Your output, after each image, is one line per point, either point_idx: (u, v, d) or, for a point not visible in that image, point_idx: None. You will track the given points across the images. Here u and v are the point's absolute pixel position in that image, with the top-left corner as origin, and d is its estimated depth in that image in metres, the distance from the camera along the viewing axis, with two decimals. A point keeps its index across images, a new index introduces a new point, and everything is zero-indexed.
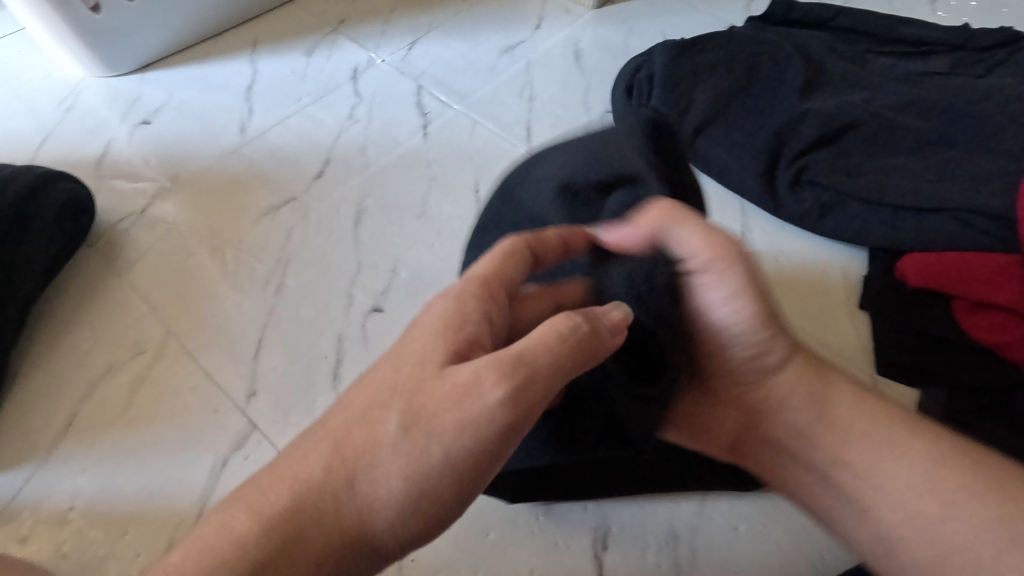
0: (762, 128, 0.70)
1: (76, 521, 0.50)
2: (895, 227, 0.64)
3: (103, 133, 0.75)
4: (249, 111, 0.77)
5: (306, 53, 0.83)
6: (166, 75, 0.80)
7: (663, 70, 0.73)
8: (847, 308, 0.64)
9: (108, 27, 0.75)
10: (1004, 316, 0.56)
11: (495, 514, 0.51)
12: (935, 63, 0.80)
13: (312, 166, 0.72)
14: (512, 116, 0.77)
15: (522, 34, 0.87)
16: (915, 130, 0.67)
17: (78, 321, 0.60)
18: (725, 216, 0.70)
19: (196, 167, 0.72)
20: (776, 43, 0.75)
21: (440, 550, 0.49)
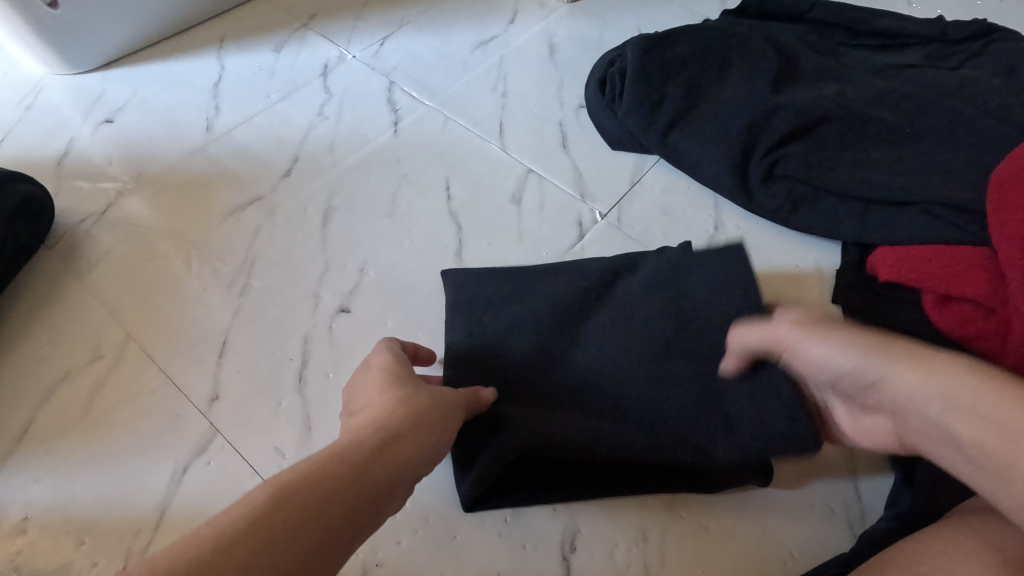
0: (734, 122, 0.69)
1: (31, 531, 0.48)
2: (866, 221, 0.63)
3: (64, 132, 0.73)
4: (216, 109, 0.75)
5: (275, 49, 0.82)
6: (131, 72, 0.78)
7: (635, 64, 0.72)
8: (819, 302, 0.63)
9: (68, 22, 0.73)
10: (973, 307, 0.55)
11: (478, 526, 0.50)
12: (908, 57, 0.80)
13: (280, 164, 0.71)
14: (484, 112, 0.76)
15: (496, 29, 0.86)
16: (887, 123, 0.67)
17: (35, 326, 0.59)
18: (698, 211, 0.70)
19: (159, 166, 0.70)
20: (749, 36, 0.74)
21: (407, 556, 0.49)
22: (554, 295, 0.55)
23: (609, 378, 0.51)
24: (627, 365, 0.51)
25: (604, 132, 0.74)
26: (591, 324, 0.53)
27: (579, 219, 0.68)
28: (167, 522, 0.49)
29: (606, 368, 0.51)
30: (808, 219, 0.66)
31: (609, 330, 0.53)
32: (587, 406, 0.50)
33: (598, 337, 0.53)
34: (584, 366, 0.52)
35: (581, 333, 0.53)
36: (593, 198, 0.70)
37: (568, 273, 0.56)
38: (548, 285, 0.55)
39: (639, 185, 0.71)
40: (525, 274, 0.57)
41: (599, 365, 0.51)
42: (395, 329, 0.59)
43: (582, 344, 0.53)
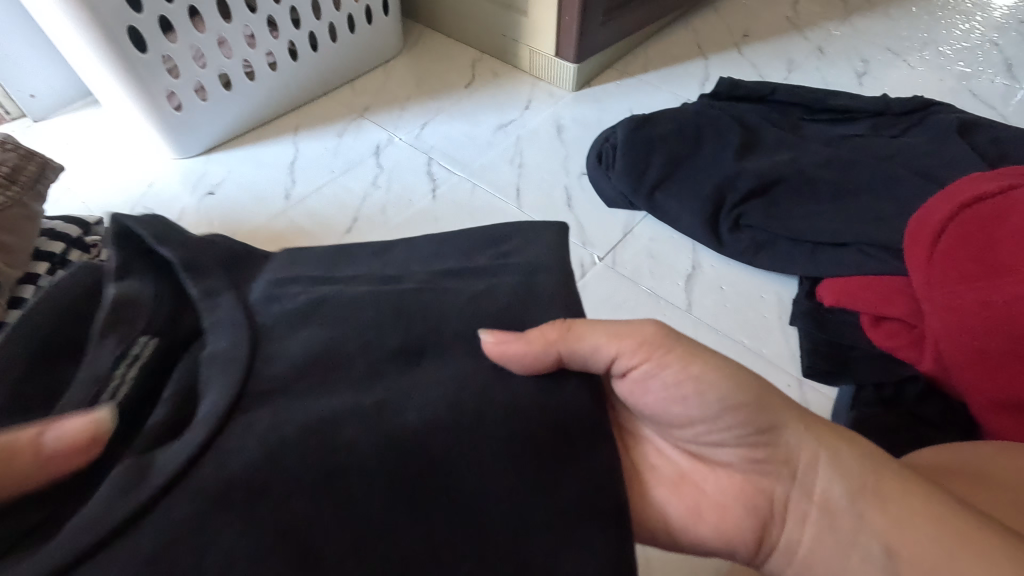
0: (706, 183, 0.86)
1: None
2: (813, 259, 0.78)
3: (176, 204, 0.92)
4: (293, 182, 0.95)
5: (338, 135, 1.03)
6: (228, 156, 0.99)
7: (626, 140, 0.90)
8: (779, 325, 0.75)
9: (186, 122, 0.94)
10: (900, 325, 0.68)
11: None
12: (856, 127, 0.98)
13: (342, 223, 0.89)
14: (505, 180, 0.94)
15: (514, 115, 1.06)
16: (832, 181, 0.83)
17: None
18: (680, 255, 0.84)
19: (250, 227, 0.89)
20: (718, 117, 0.93)
21: None
22: (528, 309, 0.43)
23: (462, 410, 0.36)
24: (409, 374, 0.38)
25: (601, 194, 0.91)
26: (523, 370, 0.39)
27: (581, 262, 0.83)
28: None
29: (370, 355, 0.39)
30: (769, 258, 0.80)
31: (375, 327, 0.40)
32: (506, 483, 0.35)
33: (334, 312, 0.40)
34: (403, 410, 0.36)
35: (465, 341, 0.40)
36: (593, 245, 0.85)
37: (401, 330, 0.40)
38: (537, 307, 0.43)
39: (631, 234, 0.86)
40: (311, 257, 0.48)
41: (344, 356, 0.38)
42: None
43: (308, 326, 0.40)
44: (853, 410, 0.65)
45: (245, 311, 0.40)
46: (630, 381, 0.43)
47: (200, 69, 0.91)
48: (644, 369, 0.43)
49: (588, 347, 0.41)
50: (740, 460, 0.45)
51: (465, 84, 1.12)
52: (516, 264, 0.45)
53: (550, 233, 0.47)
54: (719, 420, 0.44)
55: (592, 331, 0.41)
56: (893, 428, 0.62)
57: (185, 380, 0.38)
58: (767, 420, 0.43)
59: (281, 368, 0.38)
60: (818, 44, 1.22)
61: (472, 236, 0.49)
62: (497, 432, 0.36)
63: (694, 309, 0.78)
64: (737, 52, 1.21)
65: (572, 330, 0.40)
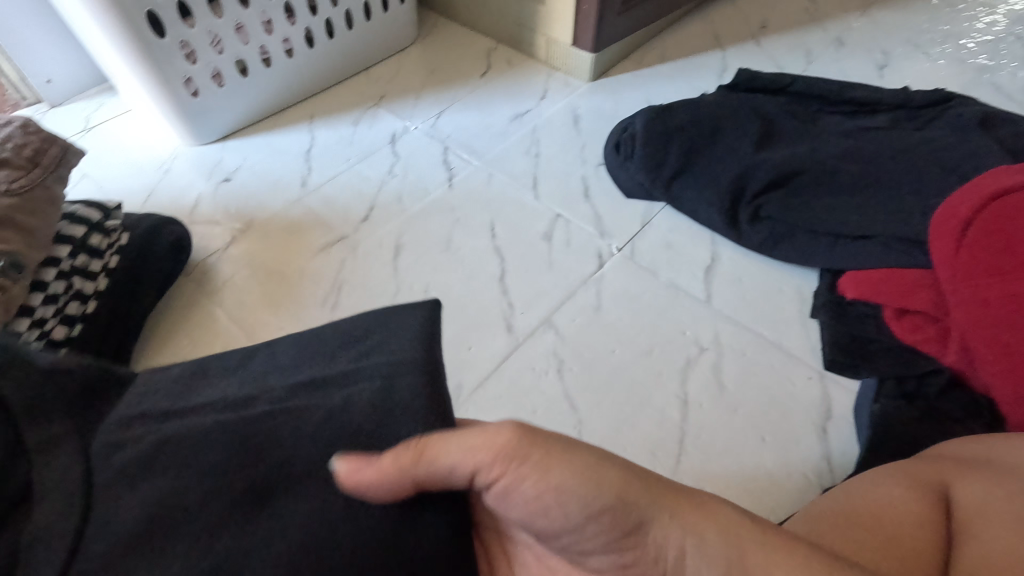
0: (726, 174, 0.85)
1: None
2: (834, 251, 0.77)
3: (192, 191, 0.92)
4: (308, 170, 0.95)
5: (353, 123, 1.02)
6: (244, 143, 0.99)
7: (644, 130, 0.89)
8: (800, 317, 0.75)
9: (202, 108, 0.94)
10: (924, 319, 0.68)
11: None
12: (876, 119, 0.96)
13: (358, 212, 0.88)
14: (521, 170, 0.94)
15: (529, 104, 1.05)
16: (853, 173, 0.82)
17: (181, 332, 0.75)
18: (698, 246, 0.83)
19: (265, 215, 0.88)
20: (737, 108, 0.92)
21: None
22: (388, 424, 0.39)
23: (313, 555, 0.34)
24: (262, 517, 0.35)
25: (618, 184, 0.91)
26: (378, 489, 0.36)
27: (599, 252, 0.82)
28: None
29: (221, 493, 0.35)
30: (789, 249, 0.80)
31: (231, 460, 0.36)
32: None
33: (178, 457, 0.36)
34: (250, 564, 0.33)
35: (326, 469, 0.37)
36: (610, 236, 0.84)
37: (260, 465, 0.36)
38: (398, 423, 0.39)
39: (649, 225, 0.86)
40: (163, 382, 0.42)
41: (181, 513, 0.34)
42: (453, 336, 0.74)
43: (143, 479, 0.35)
44: (876, 402, 0.64)
45: (83, 459, 0.36)
46: (497, 493, 0.41)
47: (217, 54, 0.90)
48: (506, 483, 0.40)
49: (455, 464, 0.39)
50: (612, 564, 0.43)
51: (480, 73, 1.11)
52: (373, 368, 0.40)
53: (419, 318, 0.43)
54: (584, 529, 0.41)
55: (454, 444, 0.38)
56: (919, 422, 0.62)
57: (51, 513, 0.33)
58: (633, 520, 0.40)
59: (133, 498, 0.35)
60: (838, 36, 1.21)
61: (328, 341, 0.43)
62: (364, 536, 0.35)
63: (714, 301, 0.77)
64: (755, 43, 1.20)
65: (435, 452, 0.38)
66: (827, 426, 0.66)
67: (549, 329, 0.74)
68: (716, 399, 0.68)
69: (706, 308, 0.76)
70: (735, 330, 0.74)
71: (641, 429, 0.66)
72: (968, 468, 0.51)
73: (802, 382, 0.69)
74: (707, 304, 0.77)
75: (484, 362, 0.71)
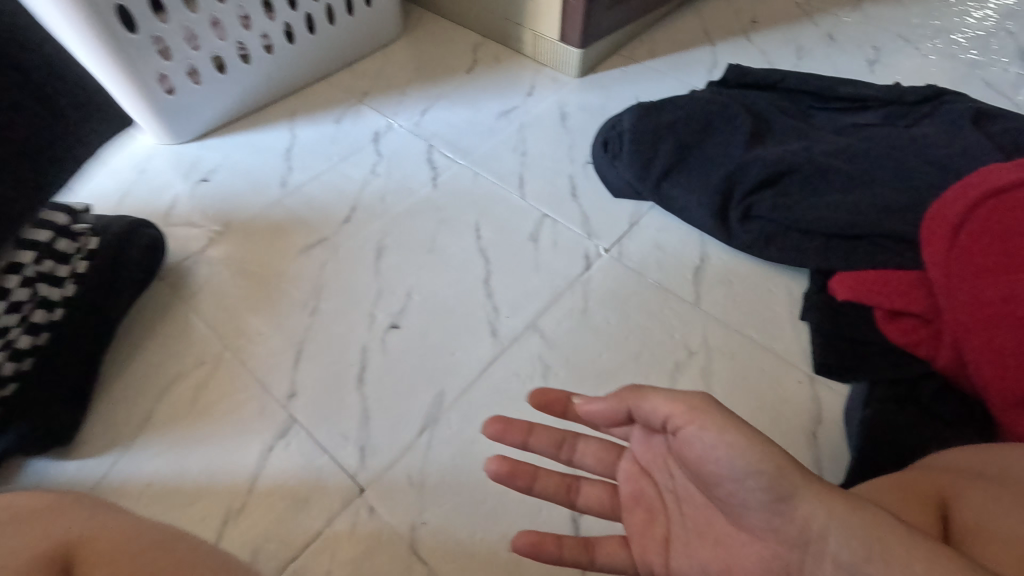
0: (716, 173, 0.84)
1: (145, 492, 0.61)
2: (825, 251, 0.76)
3: (168, 191, 0.89)
4: (289, 169, 0.92)
5: (336, 121, 1.00)
6: (223, 142, 0.96)
7: (633, 127, 0.88)
8: (790, 319, 0.73)
9: (178, 105, 0.91)
10: (915, 321, 0.67)
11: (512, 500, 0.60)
12: (868, 116, 0.95)
13: (340, 212, 0.86)
14: (508, 169, 0.92)
15: (516, 101, 1.03)
16: (845, 172, 0.80)
17: (154, 337, 0.72)
18: (688, 246, 0.82)
19: (244, 217, 0.86)
20: (727, 104, 0.90)
21: (444, 488, 0.61)
22: None
23: None
24: None
25: (607, 183, 0.89)
26: None
27: (586, 253, 0.81)
28: (256, 488, 0.61)
29: None
30: (779, 250, 0.78)
31: None
32: None
33: None
34: None
35: None
36: (598, 237, 0.83)
37: None
38: None
39: (637, 225, 0.84)
40: None
41: None
42: (437, 341, 0.72)
43: None
44: (865, 407, 0.63)
45: None
46: (678, 441, 0.44)
47: (192, 50, 0.88)
48: (689, 431, 0.43)
49: (646, 409, 0.46)
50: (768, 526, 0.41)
51: (466, 69, 1.09)
52: None
53: None
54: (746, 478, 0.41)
55: (653, 394, 0.45)
56: (914, 427, 0.60)
57: None
58: (786, 487, 0.40)
59: None
60: (830, 31, 1.19)
61: None
62: None
63: (704, 303, 0.75)
64: (746, 38, 1.18)
65: (632, 396, 0.46)
66: (818, 432, 0.64)
67: (535, 332, 0.72)
68: None
69: (695, 310, 0.75)
70: (725, 332, 0.72)
71: None
72: (968, 476, 0.49)
73: (793, 386, 0.68)
74: (696, 306, 0.75)
75: (468, 367, 0.69)
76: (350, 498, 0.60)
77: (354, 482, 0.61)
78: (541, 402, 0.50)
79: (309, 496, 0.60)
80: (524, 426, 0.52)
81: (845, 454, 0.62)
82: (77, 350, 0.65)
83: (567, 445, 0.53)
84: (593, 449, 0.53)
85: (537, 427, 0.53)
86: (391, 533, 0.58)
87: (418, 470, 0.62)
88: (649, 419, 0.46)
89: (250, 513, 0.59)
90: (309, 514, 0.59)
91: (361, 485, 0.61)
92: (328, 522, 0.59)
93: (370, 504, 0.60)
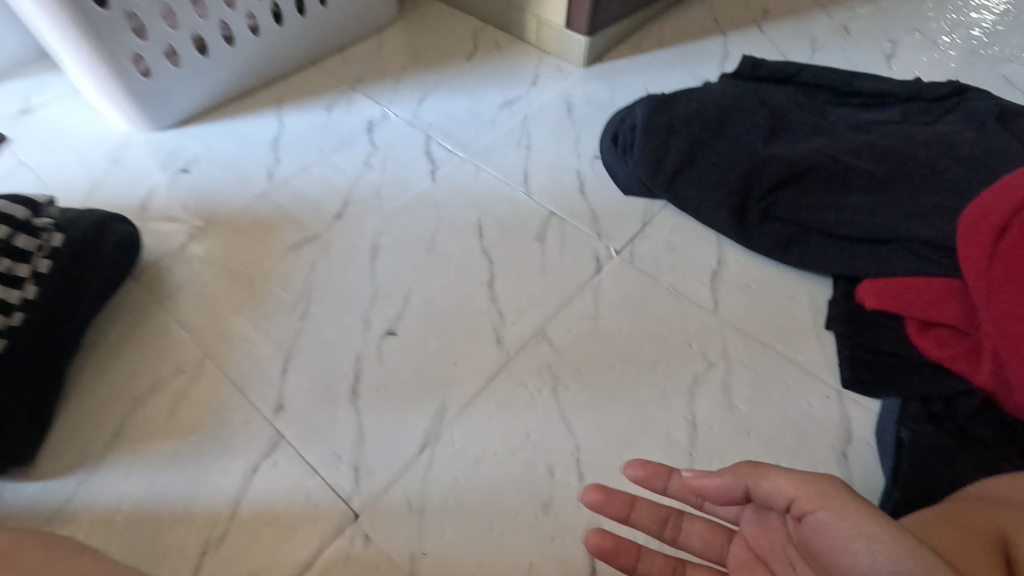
0: (734, 170, 0.78)
1: (116, 518, 0.55)
2: (850, 257, 0.71)
3: (145, 182, 0.83)
4: (276, 160, 0.86)
5: (327, 109, 0.93)
6: (204, 129, 0.89)
7: (645, 121, 0.82)
8: (814, 329, 0.69)
9: (155, 90, 0.84)
10: (949, 333, 0.62)
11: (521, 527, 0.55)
12: (889, 112, 0.90)
13: (331, 208, 0.80)
14: (511, 163, 0.86)
15: (519, 91, 0.97)
16: (870, 171, 0.76)
17: (126, 344, 0.66)
18: (704, 249, 0.77)
19: (227, 211, 0.79)
20: (744, 97, 0.85)
21: (447, 514, 0.56)
22: None
23: None
24: None
25: (617, 180, 0.84)
26: None
27: (596, 255, 0.75)
28: (239, 514, 0.55)
29: None
30: (801, 254, 0.73)
31: None
32: None
33: None
34: None
35: None
36: (608, 238, 0.77)
37: None
38: None
39: (650, 226, 0.79)
40: None
41: None
42: (437, 350, 0.66)
43: None
44: (898, 427, 0.58)
45: None
46: (805, 529, 0.40)
47: (170, 29, 0.81)
48: (818, 517, 0.39)
49: (767, 489, 0.41)
50: None
51: (465, 56, 1.03)
52: None
53: None
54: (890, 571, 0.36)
55: (776, 472, 0.41)
56: (953, 451, 0.56)
57: None
58: None
59: None
60: (844, 23, 1.15)
61: None
62: None
63: (722, 310, 0.71)
64: (757, 29, 1.13)
65: (751, 473, 0.42)
66: (848, 452, 0.60)
67: (543, 340, 0.67)
68: (727, 420, 0.62)
69: (713, 318, 0.70)
70: (746, 343, 0.68)
71: (645, 456, 0.59)
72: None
73: (819, 401, 0.63)
74: (715, 314, 0.70)
75: (471, 378, 0.64)
76: (344, 526, 0.55)
77: (348, 507, 0.56)
78: (644, 477, 0.46)
79: (298, 524, 0.55)
80: (627, 498, 0.48)
81: (877, 477, 0.58)
82: (39, 357, 0.59)
83: (672, 522, 0.49)
84: (698, 528, 0.48)
85: (640, 500, 0.48)
86: (389, 566, 0.53)
87: (417, 493, 0.57)
88: (768, 501, 0.42)
89: (234, 542, 0.54)
90: (300, 543, 0.54)
91: (355, 511, 0.56)
92: (320, 553, 0.54)
93: (366, 532, 0.55)
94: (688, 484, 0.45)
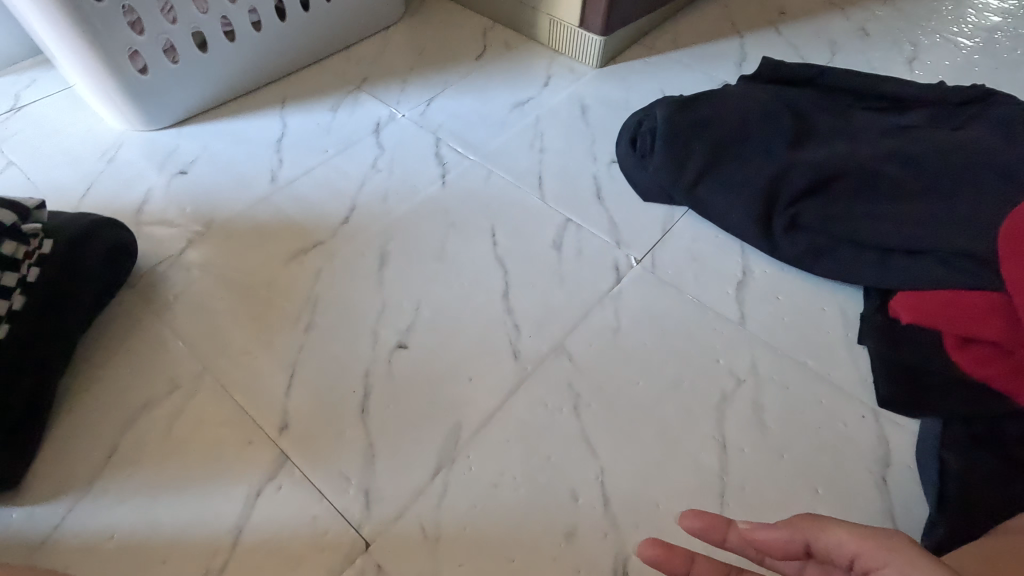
0: (759, 176, 0.75)
1: (108, 547, 0.51)
2: (882, 268, 0.68)
3: (141, 184, 0.79)
4: (278, 162, 0.82)
5: (331, 110, 0.89)
6: (203, 129, 0.86)
7: (665, 124, 0.79)
8: (846, 344, 0.66)
9: (152, 87, 0.81)
10: (992, 350, 0.59)
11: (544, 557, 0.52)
12: (915, 117, 0.87)
13: (337, 213, 0.76)
14: (524, 166, 0.83)
15: (531, 92, 0.94)
16: (902, 178, 0.72)
17: (121, 357, 0.62)
18: (727, 258, 0.74)
19: (227, 216, 0.75)
20: (767, 100, 0.82)
21: (464, 543, 0.52)
22: None
23: None
24: None
25: (635, 186, 0.80)
26: None
27: (615, 265, 0.72)
28: (242, 542, 0.52)
29: None
30: (831, 265, 0.70)
31: None
32: None
33: None
34: None
35: None
36: (627, 246, 0.74)
37: None
38: None
39: (670, 234, 0.76)
40: None
41: None
42: (450, 365, 0.63)
43: None
44: (939, 450, 0.55)
45: None
46: None
47: (169, 24, 0.77)
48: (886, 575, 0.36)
49: (830, 544, 0.38)
50: None
51: (474, 56, 0.99)
52: None
53: None
54: None
55: (838, 525, 0.38)
56: (999, 478, 0.53)
57: None
58: None
59: None
60: (862, 25, 1.12)
61: None
62: None
63: (749, 324, 0.67)
64: (774, 30, 1.10)
65: (811, 526, 0.38)
66: (886, 476, 0.57)
67: (562, 355, 0.64)
68: (758, 442, 0.59)
69: (741, 332, 0.66)
70: (775, 359, 0.64)
71: (674, 481, 0.56)
72: None
73: (854, 422, 0.60)
74: (742, 328, 0.67)
75: (487, 396, 0.61)
76: (354, 555, 0.51)
77: (358, 535, 0.52)
78: (701, 530, 0.42)
79: (305, 554, 0.51)
80: (687, 553, 0.43)
81: (918, 503, 0.55)
82: (26, 372, 0.55)
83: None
84: None
85: (699, 558, 0.44)
86: None
87: (431, 521, 0.53)
88: (832, 555, 0.39)
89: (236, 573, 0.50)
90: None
91: (366, 539, 0.52)
92: None
93: (378, 563, 0.51)
94: (748, 539, 0.41)
